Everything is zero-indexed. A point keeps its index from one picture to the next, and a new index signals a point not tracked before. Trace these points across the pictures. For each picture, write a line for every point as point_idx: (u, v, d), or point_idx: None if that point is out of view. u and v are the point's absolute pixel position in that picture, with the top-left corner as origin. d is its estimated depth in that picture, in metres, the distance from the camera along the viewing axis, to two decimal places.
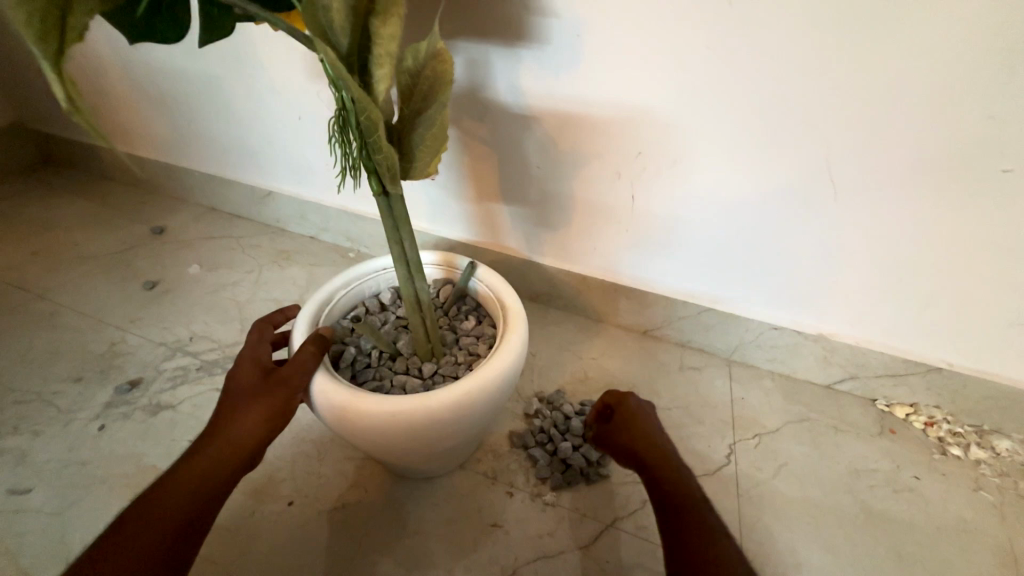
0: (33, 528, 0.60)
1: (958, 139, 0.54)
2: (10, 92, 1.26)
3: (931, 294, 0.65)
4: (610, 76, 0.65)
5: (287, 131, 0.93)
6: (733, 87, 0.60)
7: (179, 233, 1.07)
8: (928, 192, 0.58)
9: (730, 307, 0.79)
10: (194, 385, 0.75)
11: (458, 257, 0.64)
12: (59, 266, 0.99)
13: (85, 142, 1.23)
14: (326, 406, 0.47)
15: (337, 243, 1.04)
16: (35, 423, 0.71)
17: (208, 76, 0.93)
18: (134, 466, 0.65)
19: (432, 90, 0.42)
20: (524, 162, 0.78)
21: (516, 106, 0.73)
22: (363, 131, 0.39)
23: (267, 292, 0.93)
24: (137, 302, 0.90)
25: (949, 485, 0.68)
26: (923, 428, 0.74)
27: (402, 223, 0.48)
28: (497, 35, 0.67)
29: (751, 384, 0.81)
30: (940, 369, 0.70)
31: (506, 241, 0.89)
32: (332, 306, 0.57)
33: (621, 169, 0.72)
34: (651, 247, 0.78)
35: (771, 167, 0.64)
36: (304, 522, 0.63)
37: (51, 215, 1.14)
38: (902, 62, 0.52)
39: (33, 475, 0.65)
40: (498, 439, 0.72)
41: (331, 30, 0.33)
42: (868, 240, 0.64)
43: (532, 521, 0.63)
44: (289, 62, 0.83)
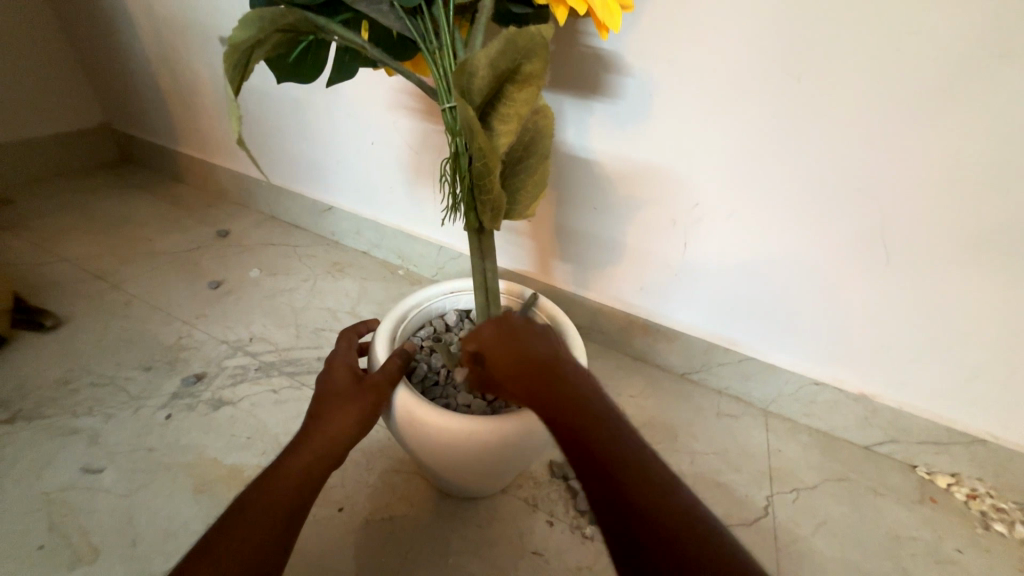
0: (103, 507, 0.63)
1: (1011, 220, 0.57)
2: (104, 97, 1.38)
3: (979, 364, 0.67)
4: (675, 132, 0.70)
5: (356, 154, 1.00)
6: (794, 153, 0.64)
7: (242, 238, 1.14)
8: (978, 264, 0.61)
9: (771, 359, 0.81)
10: (253, 384, 0.79)
11: (521, 288, 0.68)
12: (133, 258, 1.06)
13: (164, 147, 1.34)
14: (405, 418, 0.50)
15: (387, 260, 1.09)
16: (108, 406, 0.75)
17: (291, 99, 1.02)
18: (196, 457, 0.69)
19: (533, 141, 0.46)
20: (580, 202, 0.82)
21: (580, 152, 0.78)
22: (475, 175, 0.44)
23: (321, 302, 0.98)
24: (202, 300, 0.96)
25: (995, 563, 0.67)
26: (965, 500, 0.74)
27: (488, 256, 0.53)
28: (571, 88, 0.73)
29: (788, 437, 0.81)
30: (984, 441, 0.70)
31: (552, 274, 0.93)
32: (406, 324, 0.61)
33: (676, 218, 0.76)
34: (696, 293, 0.81)
35: (825, 229, 0.67)
36: (351, 529, 0.65)
37: (127, 211, 1.23)
38: (959, 143, 0.56)
39: (105, 455, 0.69)
40: (538, 466, 0.73)
41: (470, 90, 0.38)
42: (917, 305, 0.66)
43: (572, 553, 0.64)
44: (371, 95, 0.91)
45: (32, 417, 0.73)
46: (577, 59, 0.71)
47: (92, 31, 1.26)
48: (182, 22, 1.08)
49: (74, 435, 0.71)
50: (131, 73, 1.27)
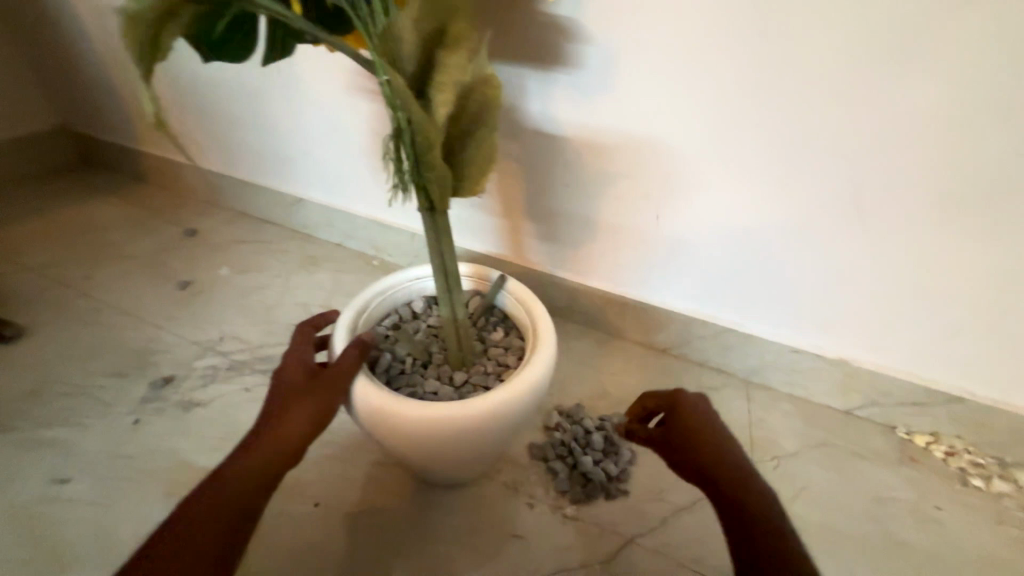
0: (74, 517, 0.62)
1: (981, 172, 0.56)
2: (56, 97, 1.32)
3: (955, 322, 0.66)
4: (640, 100, 0.68)
5: (319, 142, 0.96)
6: (761, 115, 0.62)
7: (211, 236, 1.11)
8: (952, 220, 0.60)
9: (750, 329, 0.80)
10: (224, 384, 0.77)
11: (489, 269, 0.66)
12: (98, 263, 1.03)
13: (124, 146, 1.29)
14: (366, 410, 0.49)
15: (362, 251, 1.07)
16: (75, 415, 0.73)
17: (247, 87, 0.97)
18: (168, 461, 0.67)
19: (482, 111, 0.43)
20: (551, 179, 0.80)
21: (546, 127, 0.76)
22: (417, 151, 0.42)
23: (294, 297, 0.95)
24: (171, 302, 0.93)
25: (973, 518, 0.68)
26: (945, 457, 0.74)
27: (444, 237, 0.51)
28: (532, 58, 0.70)
29: (769, 406, 0.81)
30: (962, 398, 0.70)
31: (528, 255, 0.91)
32: (368, 313, 0.59)
33: (648, 190, 0.74)
34: (670, 267, 0.80)
35: (796, 193, 0.65)
36: (329, 524, 0.64)
37: (90, 214, 1.19)
38: (928, 95, 0.54)
39: (74, 464, 0.67)
40: (518, 450, 0.73)
41: (399, 58, 0.37)
42: (891, 267, 0.65)
43: (554, 533, 0.64)
44: (328, 78, 0.87)
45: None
46: (535, 27, 0.68)
47: (35, 26, 1.20)
48: None
49: (42, 446, 0.70)
50: (80, 70, 1.22)
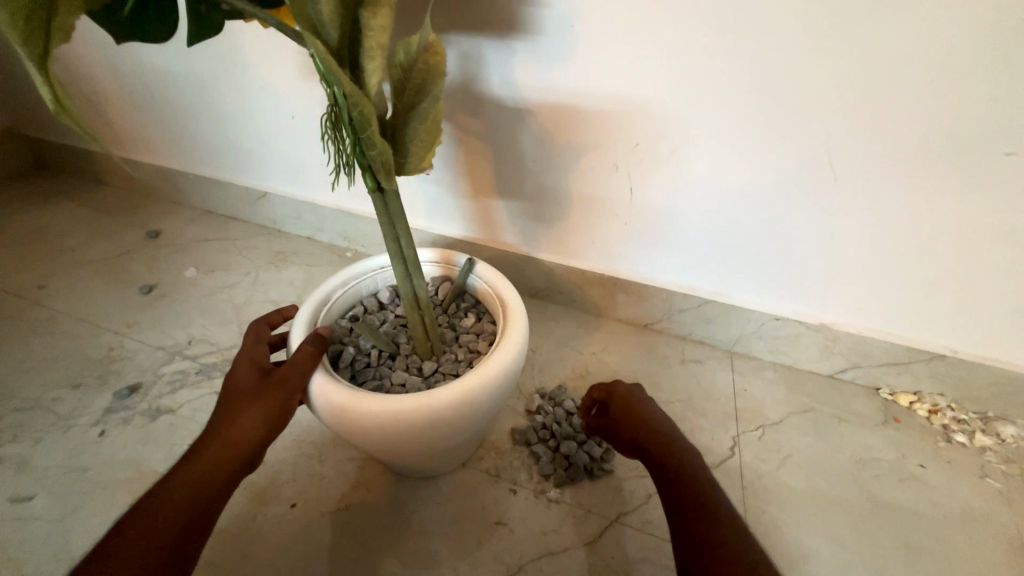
0: (36, 535, 0.60)
1: (957, 123, 0.54)
2: (0, 98, 1.25)
3: (933, 280, 0.65)
4: (605, 67, 0.64)
5: (278, 131, 0.92)
6: (729, 75, 0.59)
7: (175, 237, 1.06)
8: (929, 174, 0.57)
9: (731, 299, 0.78)
10: (193, 389, 0.75)
11: (456, 254, 0.63)
12: (56, 272, 0.98)
13: (78, 147, 1.22)
14: (326, 407, 0.46)
15: (334, 243, 1.03)
16: (35, 430, 0.70)
17: (196, 77, 0.92)
18: (135, 471, 0.65)
19: (425, 84, 0.41)
20: (519, 157, 0.77)
21: (510, 100, 0.72)
22: (355, 127, 0.39)
23: (264, 294, 0.92)
24: (134, 307, 0.89)
25: (955, 474, 0.68)
26: (928, 415, 0.74)
27: (398, 220, 0.48)
28: (488, 27, 0.66)
29: (753, 376, 0.80)
30: (943, 356, 0.70)
31: (503, 237, 0.88)
32: (329, 306, 0.57)
33: (619, 161, 0.71)
34: (648, 241, 0.78)
35: (769, 156, 0.63)
36: (308, 523, 0.63)
37: (46, 221, 1.13)
38: (904, 40, 0.51)
39: (34, 481, 0.65)
40: (500, 436, 0.71)
41: (321, 23, 0.33)
42: (868, 226, 0.63)
43: (537, 518, 0.63)
44: (279, 62, 0.82)
45: None
46: None
47: None
48: None
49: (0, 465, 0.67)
50: (20, 68, 1.14)
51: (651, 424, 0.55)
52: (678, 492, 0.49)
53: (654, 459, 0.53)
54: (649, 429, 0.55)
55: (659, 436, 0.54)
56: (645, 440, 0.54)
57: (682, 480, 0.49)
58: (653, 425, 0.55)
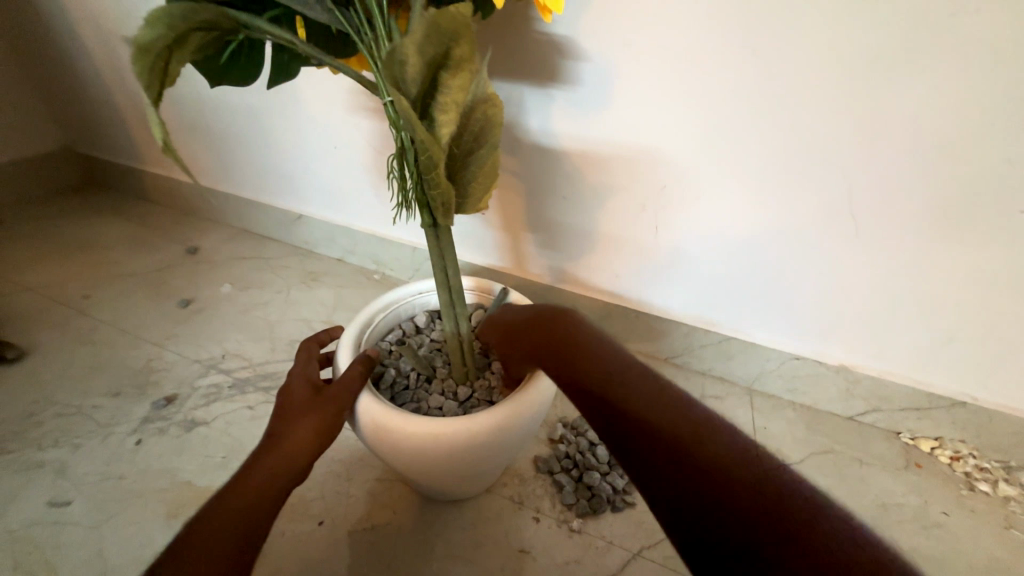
0: (73, 540, 0.61)
1: (972, 180, 0.57)
2: (61, 118, 1.34)
3: (953, 325, 0.66)
4: (635, 116, 0.69)
5: (321, 159, 0.98)
6: (755, 127, 0.63)
7: (213, 253, 1.11)
8: (945, 227, 0.61)
9: (751, 336, 0.80)
10: (227, 402, 0.77)
11: (491, 283, 0.66)
12: (99, 282, 1.03)
13: (127, 165, 1.30)
14: (374, 427, 0.48)
15: (363, 266, 1.07)
16: (75, 436, 0.73)
17: (250, 108, 0.99)
18: (169, 481, 0.67)
19: (484, 131, 0.43)
20: (550, 192, 0.81)
21: (544, 141, 0.77)
22: (422, 170, 0.43)
23: (296, 312, 0.95)
24: (173, 320, 0.93)
25: (980, 524, 0.67)
26: (949, 462, 0.74)
27: (448, 251, 0.51)
28: (531, 76, 0.72)
29: (773, 415, 0.81)
30: (965, 403, 0.70)
31: (529, 267, 0.92)
32: (372, 328, 0.60)
33: (646, 202, 0.75)
34: (670, 276, 0.80)
35: (792, 202, 0.66)
36: (333, 542, 0.64)
37: (92, 234, 1.20)
38: (918, 105, 0.56)
39: (72, 487, 0.67)
40: (523, 463, 0.72)
41: (403, 81, 0.36)
42: (889, 271, 0.66)
43: (560, 548, 0.63)
44: (330, 98, 0.89)
45: None
46: (533, 45, 0.69)
47: (41, 52, 1.22)
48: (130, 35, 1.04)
49: (40, 469, 0.69)
50: (84, 92, 1.24)
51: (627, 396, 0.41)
52: (697, 481, 0.35)
53: (652, 459, 0.37)
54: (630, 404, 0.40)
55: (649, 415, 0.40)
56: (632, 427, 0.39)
57: (699, 459, 0.36)
58: (636, 397, 0.41)
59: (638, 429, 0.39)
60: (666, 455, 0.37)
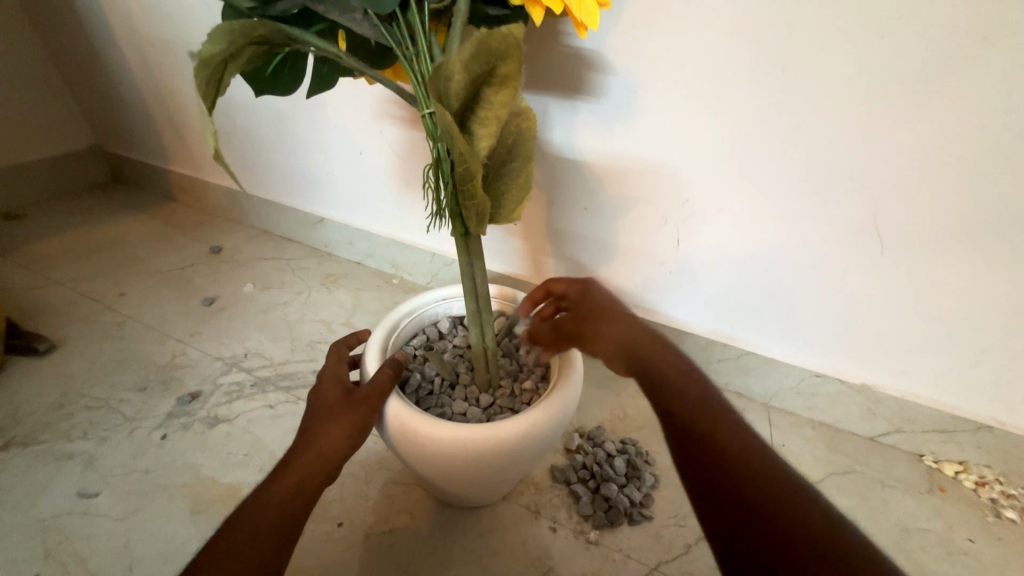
0: (99, 532, 0.63)
1: (1004, 203, 0.57)
2: (92, 118, 1.38)
3: (981, 348, 0.65)
4: (661, 129, 0.70)
5: (345, 164, 0.99)
6: (780, 142, 0.64)
7: (235, 253, 1.14)
8: (975, 249, 0.60)
9: (771, 352, 0.80)
10: (249, 401, 0.79)
11: (514, 291, 0.66)
12: (125, 279, 1.06)
13: (153, 165, 1.34)
14: (399, 430, 0.49)
15: (382, 270, 1.09)
16: (103, 429, 0.75)
17: (278, 112, 1.02)
18: (193, 476, 0.68)
19: (516, 144, 0.45)
20: (572, 203, 0.82)
21: (567, 154, 0.78)
22: (459, 181, 0.43)
23: (315, 314, 0.97)
24: (197, 317, 0.95)
25: (1007, 552, 0.66)
26: (974, 487, 0.72)
27: (477, 261, 0.52)
28: (557, 89, 0.73)
29: (791, 432, 0.80)
30: (991, 428, 0.69)
31: (547, 276, 0.92)
32: (398, 333, 0.61)
33: (668, 215, 0.75)
34: (692, 290, 0.80)
35: (820, 217, 0.66)
36: (350, 544, 0.64)
37: (119, 231, 1.23)
38: (949, 126, 0.55)
39: (100, 478, 0.68)
40: (539, 472, 0.72)
41: (447, 94, 0.37)
42: (917, 291, 0.65)
43: (576, 559, 0.63)
44: (357, 105, 0.90)
45: (27, 442, 0.73)
46: (559, 58, 0.71)
47: (77, 53, 1.27)
48: (165, 40, 1.08)
49: (69, 460, 0.71)
50: (116, 94, 1.27)
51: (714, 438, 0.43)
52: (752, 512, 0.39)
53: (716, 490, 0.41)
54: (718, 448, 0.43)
55: (744, 471, 0.41)
56: (720, 476, 0.42)
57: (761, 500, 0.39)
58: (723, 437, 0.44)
59: (717, 474, 0.42)
60: (750, 511, 0.39)
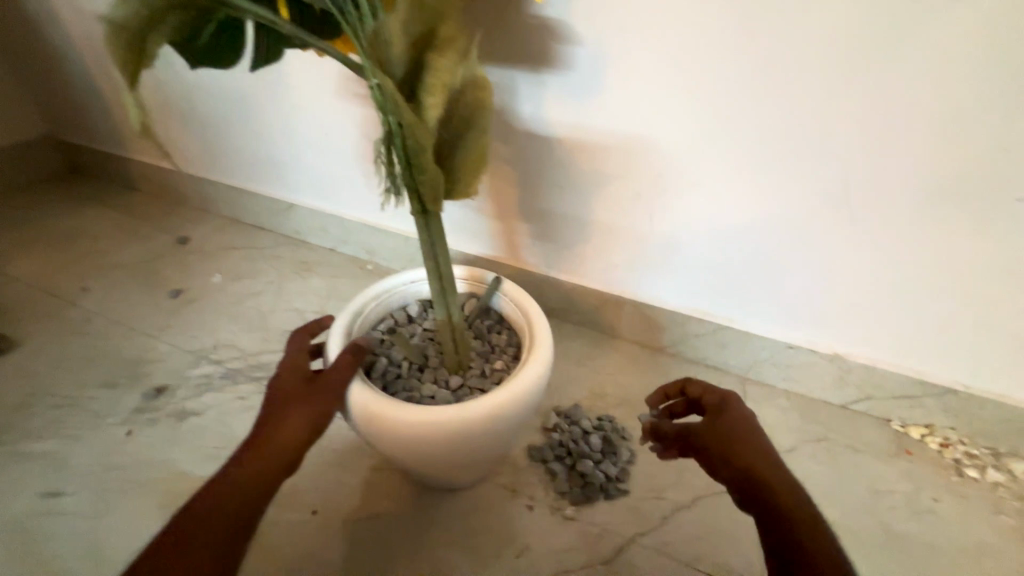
0: (67, 531, 0.61)
1: (970, 168, 0.57)
2: (41, 105, 1.31)
3: (946, 314, 0.66)
4: (631, 101, 0.68)
5: (311, 146, 0.96)
6: (750, 111, 0.62)
7: (202, 243, 1.10)
8: (941, 216, 0.60)
9: (746, 326, 0.80)
10: (218, 393, 0.77)
11: (484, 271, 0.65)
12: (86, 273, 1.02)
13: (111, 154, 1.27)
14: (364, 414, 0.48)
15: (356, 256, 1.06)
16: (66, 427, 0.73)
17: (237, 94, 0.97)
18: (162, 471, 0.67)
19: (472, 115, 0.44)
20: (544, 181, 0.80)
21: (537, 130, 0.76)
22: (410, 155, 0.41)
23: (288, 303, 0.94)
24: (163, 310, 0.92)
25: (969, 509, 0.68)
26: (940, 449, 0.74)
27: (438, 240, 0.50)
28: (523, 61, 0.70)
29: (766, 402, 0.81)
30: (956, 391, 0.71)
31: (523, 257, 0.91)
32: (364, 317, 0.59)
33: (642, 190, 0.74)
34: (667, 267, 0.80)
35: (791, 187, 0.65)
36: (328, 531, 0.64)
37: (79, 223, 1.18)
38: (916, 90, 0.55)
39: (66, 477, 0.67)
40: (517, 452, 0.72)
41: (389, 61, 0.37)
42: (885, 259, 0.65)
43: (554, 535, 0.63)
44: (319, 83, 0.86)
45: None
46: (524, 28, 0.68)
47: (17, 34, 1.19)
48: None
49: (32, 460, 0.69)
50: (65, 78, 1.20)
51: (769, 483, 0.46)
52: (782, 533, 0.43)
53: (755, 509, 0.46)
54: (773, 494, 0.45)
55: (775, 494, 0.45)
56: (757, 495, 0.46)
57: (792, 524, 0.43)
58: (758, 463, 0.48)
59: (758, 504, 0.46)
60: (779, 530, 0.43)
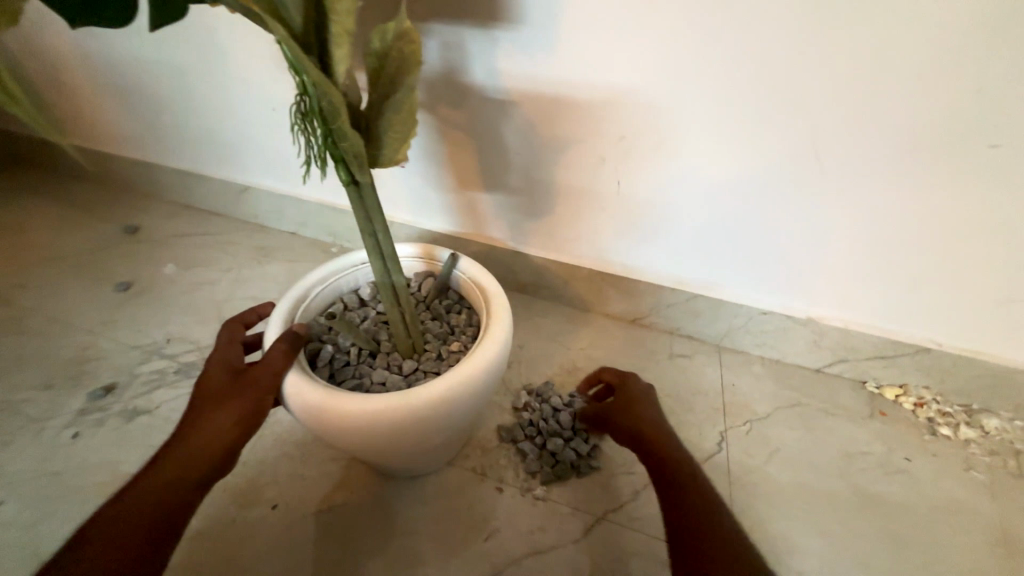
0: (8, 541, 0.58)
1: (945, 115, 0.53)
2: None
3: (920, 271, 0.64)
4: (589, 57, 0.63)
5: (258, 123, 0.89)
6: (714, 62, 0.58)
7: (152, 232, 1.03)
8: (915, 169, 0.57)
9: (720, 294, 0.77)
10: (170, 389, 0.73)
11: (439, 248, 0.61)
12: (26, 269, 0.95)
13: (47, 140, 1.18)
14: (302, 407, 0.45)
15: (318, 238, 1.01)
16: (6, 433, 0.69)
17: (172, 67, 0.89)
18: (110, 474, 0.64)
19: (399, 73, 0.39)
20: (504, 149, 0.75)
21: (492, 93, 0.70)
22: (325, 118, 0.37)
23: (244, 291, 0.90)
24: (110, 305, 0.87)
25: (939, 466, 0.68)
26: (913, 409, 0.74)
27: (375, 215, 0.46)
28: (471, 15, 0.64)
29: (741, 370, 0.79)
30: (930, 349, 0.70)
31: (489, 232, 0.87)
32: (308, 303, 0.55)
33: (606, 154, 0.70)
34: (638, 236, 0.77)
35: (760, 143, 0.61)
36: (289, 524, 0.62)
37: (17, 217, 1.10)
38: (890, 31, 0.50)
39: (6, 485, 0.63)
40: (487, 434, 0.70)
41: (283, 6, 0.32)
42: (857, 217, 0.62)
43: (523, 516, 0.62)
44: (258, 51, 0.79)
45: None
46: None
47: None
48: None
49: None
50: None
51: (668, 461, 0.50)
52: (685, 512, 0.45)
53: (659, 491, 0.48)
54: (674, 473, 0.48)
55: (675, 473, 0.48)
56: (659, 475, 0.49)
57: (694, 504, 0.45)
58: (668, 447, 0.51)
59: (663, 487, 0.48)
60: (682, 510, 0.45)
